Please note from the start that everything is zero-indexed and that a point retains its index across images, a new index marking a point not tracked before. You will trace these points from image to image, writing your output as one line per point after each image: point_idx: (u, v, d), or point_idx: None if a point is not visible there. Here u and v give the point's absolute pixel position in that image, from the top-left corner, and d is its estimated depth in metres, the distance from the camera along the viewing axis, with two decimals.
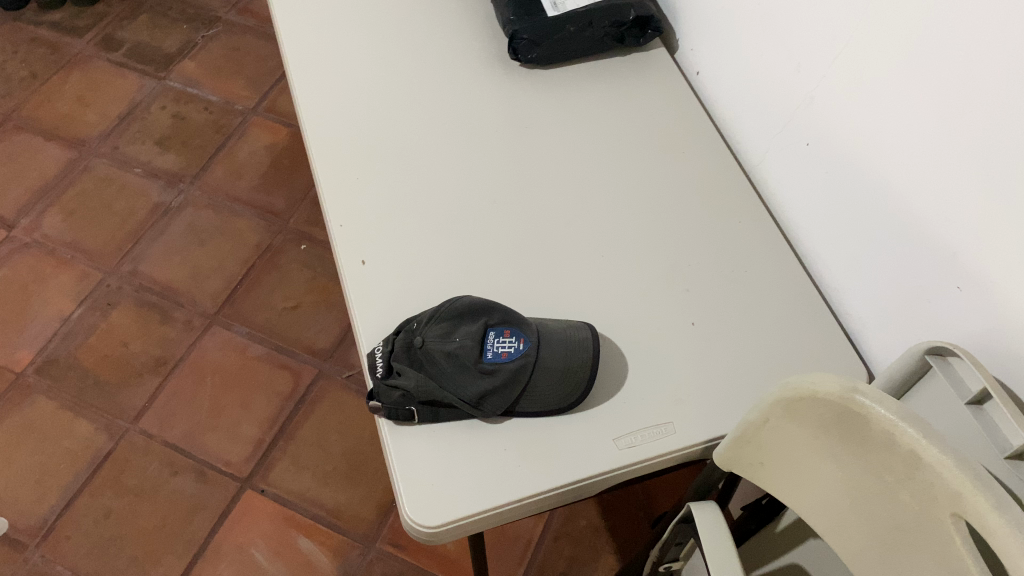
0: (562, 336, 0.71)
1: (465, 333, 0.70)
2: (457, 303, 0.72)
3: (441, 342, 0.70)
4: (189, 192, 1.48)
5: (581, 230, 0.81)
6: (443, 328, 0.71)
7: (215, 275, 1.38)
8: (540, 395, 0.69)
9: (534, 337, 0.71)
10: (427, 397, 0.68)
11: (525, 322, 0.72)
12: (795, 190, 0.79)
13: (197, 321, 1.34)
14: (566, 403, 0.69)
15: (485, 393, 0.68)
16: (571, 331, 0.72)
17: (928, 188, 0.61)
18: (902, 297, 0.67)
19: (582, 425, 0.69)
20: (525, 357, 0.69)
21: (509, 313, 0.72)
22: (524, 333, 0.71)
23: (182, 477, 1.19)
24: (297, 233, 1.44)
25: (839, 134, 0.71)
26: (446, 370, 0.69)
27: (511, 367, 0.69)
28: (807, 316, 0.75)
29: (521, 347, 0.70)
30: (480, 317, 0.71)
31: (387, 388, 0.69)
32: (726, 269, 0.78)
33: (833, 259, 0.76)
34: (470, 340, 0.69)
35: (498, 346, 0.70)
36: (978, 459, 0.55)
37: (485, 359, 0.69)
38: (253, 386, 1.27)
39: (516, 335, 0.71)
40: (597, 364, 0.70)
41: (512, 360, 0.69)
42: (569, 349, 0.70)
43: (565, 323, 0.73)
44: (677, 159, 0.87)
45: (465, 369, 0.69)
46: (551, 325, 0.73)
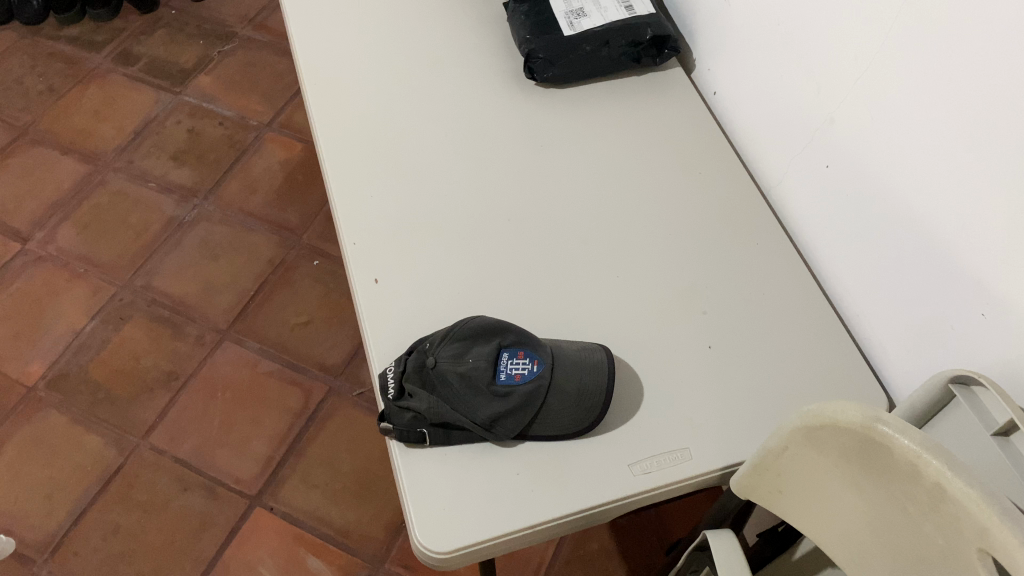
0: (577, 359, 0.70)
1: (478, 354, 0.69)
2: (471, 323, 0.71)
3: (454, 364, 0.69)
4: (203, 206, 1.48)
5: (596, 250, 0.80)
6: (456, 349, 0.70)
7: (227, 290, 1.38)
8: (554, 419, 0.68)
9: (549, 359, 0.69)
10: (438, 419, 0.68)
11: (539, 343, 0.70)
12: (815, 214, 0.78)
13: (209, 337, 1.33)
14: (580, 427, 0.68)
15: (498, 416, 0.67)
16: (586, 353, 0.71)
17: (952, 212, 0.60)
18: (925, 324, 0.66)
19: (597, 451, 0.68)
20: (539, 380, 0.68)
21: (523, 334, 0.70)
22: (538, 354, 0.70)
23: (191, 493, 1.19)
24: (310, 249, 1.43)
25: (859, 156, 0.70)
26: (458, 393, 0.68)
27: (525, 390, 0.68)
28: (826, 340, 0.74)
29: (535, 369, 0.69)
30: (494, 337, 0.70)
31: (398, 409, 0.68)
32: (742, 291, 0.77)
33: (853, 283, 0.74)
34: (483, 362, 0.69)
35: (511, 367, 0.69)
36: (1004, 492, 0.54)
37: (498, 380, 0.69)
38: (264, 401, 1.27)
39: (530, 357, 0.70)
40: (612, 387, 0.69)
41: (526, 383, 0.68)
42: (584, 371, 0.69)
43: (581, 345, 0.72)
44: (694, 179, 0.86)
45: (477, 391, 0.68)
46: (566, 347, 0.72)
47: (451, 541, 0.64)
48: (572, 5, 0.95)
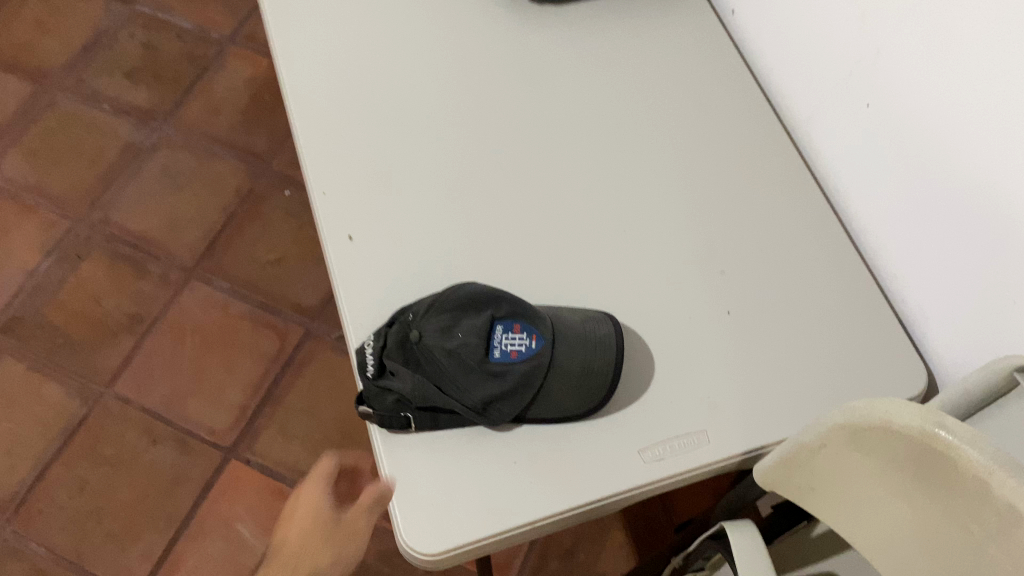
0: (582, 331, 0.62)
1: (469, 328, 0.61)
2: (460, 291, 0.62)
3: (441, 339, 0.60)
4: (163, 131, 1.36)
5: (600, 200, 0.71)
6: (443, 322, 0.61)
7: (193, 224, 1.28)
8: (556, 401, 0.60)
9: (550, 333, 0.61)
10: (424, 401, 0.60)
11: (537, 314, 0.61)
12: (850, 158, 0.69)
13: (174, 276, 1.24)
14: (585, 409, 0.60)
15: (492, 398, 0.59)
16: (592, 325, 0.62)
17: (1014, 173, 0.51)
18: (977, 294, 0.57)
19: (603, 437, 0.61)
20: (539, 358, 0.60)
21: (519, 304, 0.61)
22: (536, 329, 0.61)
23: (162, 446, 1.11)
24: (281, 178, 1.32)
25: (908, 97, 0.60)
26: (447, 372, 0.60)
27: (523, 369, 0.60)
28: (860, 303, 0.66)
29: (532, 346, 0.60)
30: (486, 308, 0.61)
31: (379, 389, 0.60)
32: (766, 247, 0.68)
33: (893, 239, 0.66)
34: (474, 337, 0.60)
35: (506, 343, 0.60)
36: None
37: (491, 358, 0.60)
38: (237, 346, 1.18)
39: (528, 330, 0.61)
40: (621, 365, 0.61)
41: (524, 361, 0.60)
42: (589, 346, 0.61)
43: (585, 315, 0.63)
44: (710, 115, 0.76)
45: (469, 370, 0.60)
46: (568, 316, 0.63)
47: (441, 544, 0.57)
48: None
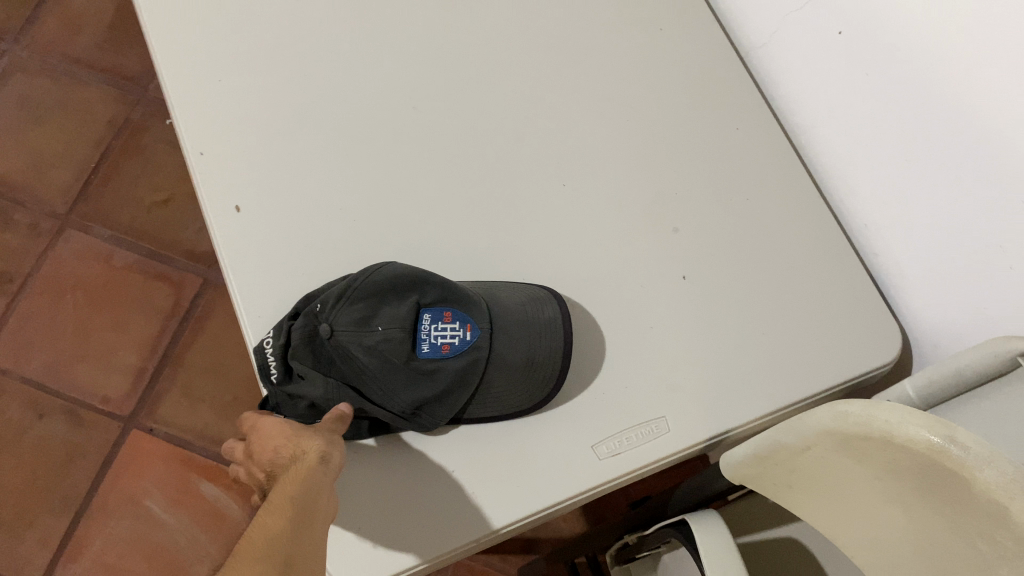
0: (526, 315, 0.53)
1: (391, 319, 0.49)
2: (377, 274, 0.50)
3: (358, 336, 0.48)
4: (14, 52, 1.17)
5: (532, 148, 0.61)
6: (360, 314, 0.49)
7: (62, 163, 1.12)
8: (498, 399, 0.52)
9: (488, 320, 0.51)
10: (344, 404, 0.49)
11: (470, 299, 0.51)
12: (815, 89, 0.60)
13: (46, 225, 1.09)
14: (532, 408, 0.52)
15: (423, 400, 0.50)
16: (537, 308, 0.54)
17: (1011, 117, 0.43)
18: (965, 249, 0.51)
19: (551, 433, 0.53)
20: (475, 352, 0.51)
21: (449, 286, 0.51)
22: (471, 318, 0.51)
23: (50, 421, 1.00)
24: (161, 104, 1.17)
25: (884, 25, 0.51)
26: (369, 371, 0.49)
27: (458, 363, 0.50)
28: (825, 256, 0.59)
29: (467, 338, 0.50)
30: (408, 292, 0.51)
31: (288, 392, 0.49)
32: (722, 193, 0.60)
33: (866, 180, 0.58)
34: (398, 331, 0.49)
35: (436, 336, 0.50)
36: None
37: (419, 353, 0.50)
38: (126, 301, 1.06)
39: (462, 319, 0.51)
40: (569, 352, 0.53)
41: (458, 355, 0.50)
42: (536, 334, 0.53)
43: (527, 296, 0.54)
44: (652, 40, 0.66)
45: (395, 369, 0.49)
46: (507, 297, 0.54)
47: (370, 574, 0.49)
48: None
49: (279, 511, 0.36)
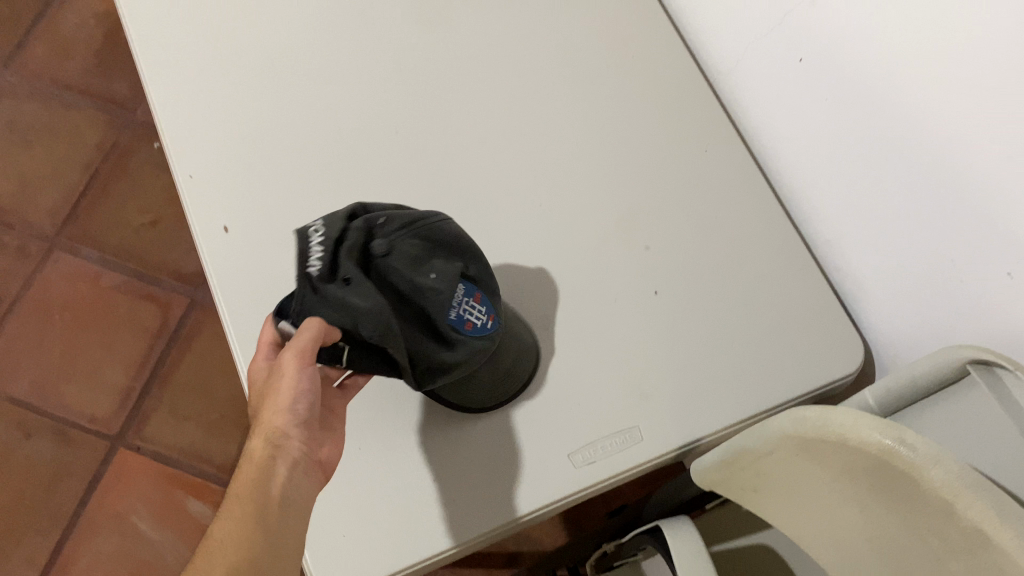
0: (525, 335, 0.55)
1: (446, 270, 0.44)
2: (437, 225, 0.45)
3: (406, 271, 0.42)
4: (5, 77, 1.19)
5: (510, 170, 0.63)
6: (415, 251, 0.43)
7: (50, 186, 1.14)
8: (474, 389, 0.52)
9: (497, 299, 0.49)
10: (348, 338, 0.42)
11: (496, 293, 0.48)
12: (781, 113, 0.63)
13: (34, 246, 1.10)
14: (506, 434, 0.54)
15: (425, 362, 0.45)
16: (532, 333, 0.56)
17: (964, 136, 0.46)
18: (920, 263, 0.53)
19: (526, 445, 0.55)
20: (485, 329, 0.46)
21: (485, 273, 0.47)
22: (495, 311, 0.47)
23: (37, 440, 1.01)
24: (149, 127, 1.19)
25: (842, 52, 0.54)
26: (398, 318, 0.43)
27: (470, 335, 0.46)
28: (791, 272, 0.62)
29: (488, 327, 0.47)
30: (456, 257, 0.45)
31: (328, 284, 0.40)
32: (692, 212, 0.63)
33: (828, 199, 0.61)
34: (446, 287, 0.43)
35: (467, 311, 0.45)
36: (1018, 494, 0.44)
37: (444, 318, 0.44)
38: (113, 322, 1.07)
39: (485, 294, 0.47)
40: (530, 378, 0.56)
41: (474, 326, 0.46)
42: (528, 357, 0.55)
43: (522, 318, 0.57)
44: (625, 67, 0.69)
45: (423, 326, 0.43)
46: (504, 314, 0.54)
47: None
48: None
49: (228, 517, 0.42)
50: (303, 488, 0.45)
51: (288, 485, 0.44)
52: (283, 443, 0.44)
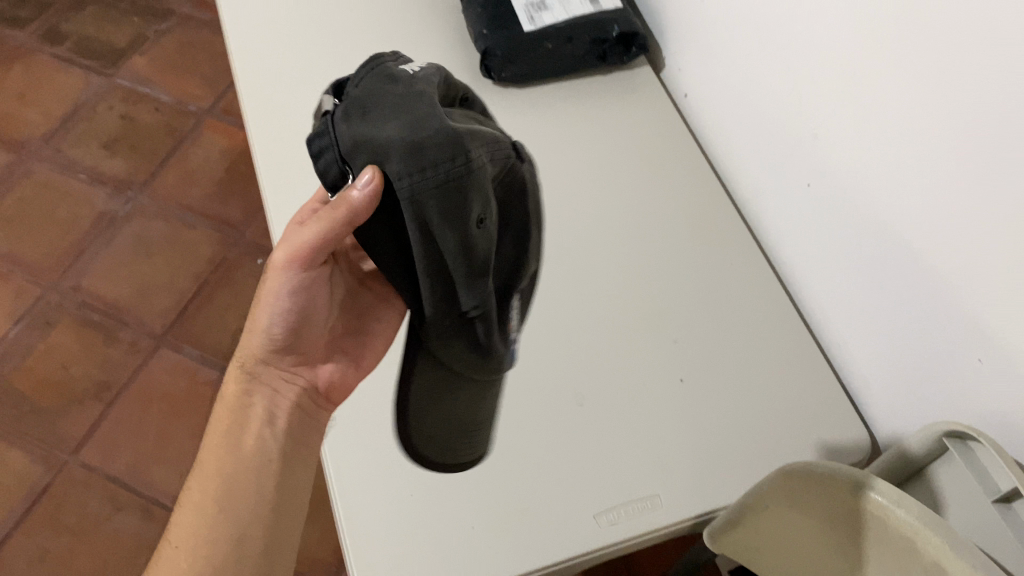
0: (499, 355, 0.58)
1: (514, 197, 0.50)
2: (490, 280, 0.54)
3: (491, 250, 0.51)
4: (138, 199, 1.39)
5: (558, 271, 0.74)
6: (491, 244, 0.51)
7: (164, 291, 1.30)
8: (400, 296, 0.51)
9: (504, 283, 0.55)
10: (359, 88, 0.44)
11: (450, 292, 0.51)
12: (795, 232, 0.72)
13: (144, 343, 1.25)
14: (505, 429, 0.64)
15: (360, 142, 0.42)
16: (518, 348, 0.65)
17: (943, 242, 0.55)
18: (908, 356, 0.60)
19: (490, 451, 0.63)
20: (416, 186, 0.41)
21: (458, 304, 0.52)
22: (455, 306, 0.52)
23: (124, 514, 1.10)
24: (254, 246, 1.35)
25: (841, 176, 0.64)
26: (395, 105, 0.42)
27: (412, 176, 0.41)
28: (806, 369, 0.69)
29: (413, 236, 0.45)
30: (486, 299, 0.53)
31: (440, 74, 0.47)
32: (717, 314, 0.72)
33: (833, 305, 0.69)
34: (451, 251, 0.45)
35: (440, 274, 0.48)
36: (992, 549, 0.49)
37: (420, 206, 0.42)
38: (204, 413, 1.19)
39: (470, 223, 0.44)
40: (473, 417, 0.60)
41: (424, 184, 0.41)
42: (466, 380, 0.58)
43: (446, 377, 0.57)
44: (664, 194, 0.80)
45: (407, 126, 0.41)
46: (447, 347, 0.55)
47: None
48: None
49: (198, 475, 0.54)
50: (278, 434, 0.56)
51: (260, 437, 0.55)
52: (256, 381, 0.57)
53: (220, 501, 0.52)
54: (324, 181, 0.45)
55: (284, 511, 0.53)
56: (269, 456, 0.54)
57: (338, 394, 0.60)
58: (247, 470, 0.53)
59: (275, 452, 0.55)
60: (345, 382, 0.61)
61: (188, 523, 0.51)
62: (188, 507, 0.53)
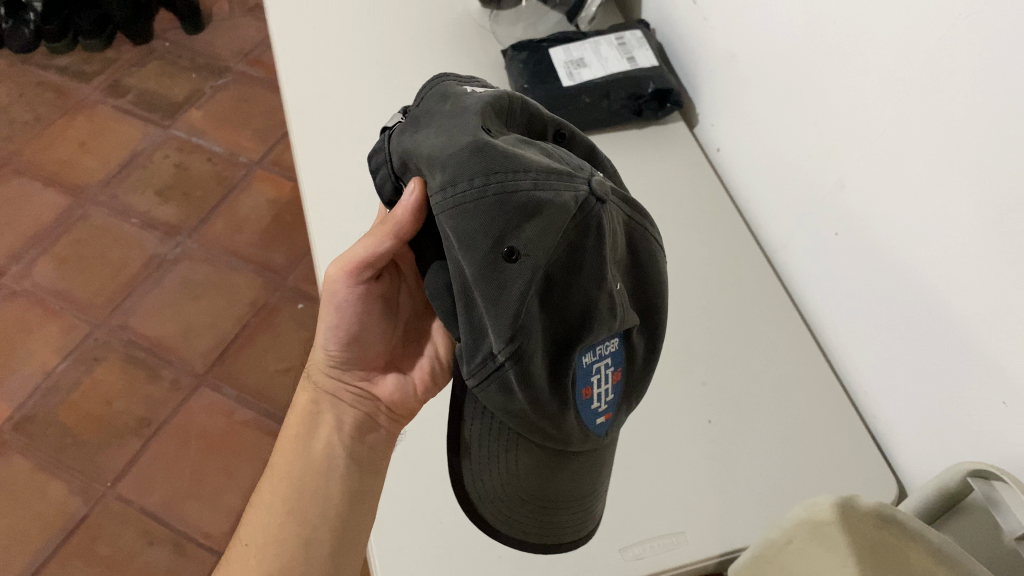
0: (557, 419, 0.52)
1: (586, 236, 0.46)
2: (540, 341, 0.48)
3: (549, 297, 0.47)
4: (187, 244, 1.44)
5: None
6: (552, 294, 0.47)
7: (207, 332, 1.34)
8: (448, 330, 0.51)
9: (569, 337, 0.50)
10: (422, 109, 0.50)
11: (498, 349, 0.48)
12: (823, 282, 0.74)
13: (185, 381, 1.28)
14: (570, 524, 0.57)
15: (405, 157, 0.47)
16: (604, 432, 0.57)
17: (969, 287, 0.56)
18: (936, 401, 0.61)
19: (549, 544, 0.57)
20: (444, 200, 0.44)
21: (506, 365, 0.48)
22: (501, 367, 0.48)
23: (157, 548, 1.12)
24: (295, 292, 1.39)
25: (868, 224, 0.66)
26: (440, 125, 0.46)
27: (439, 189, 0.44)
28: (834, 416, 0.70)
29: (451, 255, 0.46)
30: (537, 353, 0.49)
31: (517, 104, 0.50)
32: (745, 358, 0.73)
33: (860, 354, 0.70)
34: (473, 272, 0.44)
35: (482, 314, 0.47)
36: None
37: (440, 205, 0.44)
38: (240, 452, 1.21)
39: (491, 247, 0.44)
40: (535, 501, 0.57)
41: (448, 200, 0.44)
42: (515, 438, 0.54)
43: (496, 432, 0.54)
44: (695, 243, 0.82)
45: (441, 142, 0.45)
46: (492, 403, 0.51)
47: None
48: (573, 54, 0.92)
49: (269, 480, 0.60)
50: (345, 440, 0.60)
51: (330, 443, 0.60)
52: (321, 398, 0.62)
53: (289, 505, 0.57)
54: (381, 195, 0.52)
55: (355, 516, 0.58)
56: (337, 462, 0.59)
57: (399, 405, 0.64)
58: (317, 475, 0.58)
59: (342, 458, 0.59)
60: (406, 401, 0.64)
61: (264, 521, 0.57)
62: (259, 509, 0.58)
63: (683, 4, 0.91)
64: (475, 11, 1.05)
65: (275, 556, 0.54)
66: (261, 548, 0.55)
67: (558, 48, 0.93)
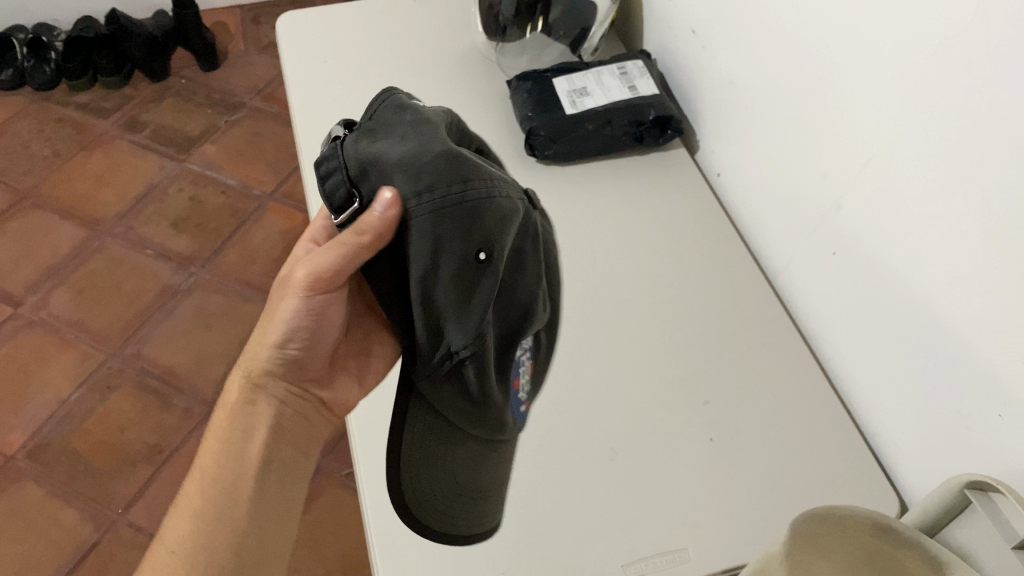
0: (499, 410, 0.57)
1: (524, 242, 0.53)
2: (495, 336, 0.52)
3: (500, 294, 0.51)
4: (200, 275, 1.47)
5: (598, 330, 0.77)
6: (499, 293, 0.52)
7: (219, 360, 1.35)
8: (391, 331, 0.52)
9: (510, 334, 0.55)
10: (375, 115, 0.50)
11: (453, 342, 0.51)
12: (822, 301, 0.75)
13: (196, 409, 1.30)
14: (494, 514, 0.61)
15: (369, 160, 0.46)
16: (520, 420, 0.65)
17: (962, 304, 0.57)
18: (937, 417, 0.62)
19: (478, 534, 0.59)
20: (423, 205, 0.45)
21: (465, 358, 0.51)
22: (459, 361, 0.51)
23: None
24: None
25: (863, 242, 0.67)
26: (404, 135, 0.48)
27: (426, 197, 0.45)
28: (836, 434, 0.70)
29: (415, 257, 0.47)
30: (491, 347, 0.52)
31: (451, 120, 0.54)
32: (745, 376, 0.74)
33: (859, 372, 0.71)
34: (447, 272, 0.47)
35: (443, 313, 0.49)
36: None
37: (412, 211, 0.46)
38: None
39: (469, 250, 0.47)
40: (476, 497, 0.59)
41: (427, 206, 0.45)
42: (457, 433, 0.56)
43: (435, 431, 0.55)
44: (696, 262, 0.84)
45: (412, 150, 0.46)
46: (439, 399, 0.53)
47: None
48: (575, 83, 0.95)
49: (195, 480, 0.59)
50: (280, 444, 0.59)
51: (263, 447, 0.58)
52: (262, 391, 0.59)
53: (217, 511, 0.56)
54: (330, 203, 0.49)
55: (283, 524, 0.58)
56: (270, 468, 0.58)
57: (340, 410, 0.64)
58: (247, 480, 0.57)
59: (275, 462, 0.59)
60: (347, 401, 0.65)
61: (189, 526, 0.56)
62: (184, 513, 0.57)
63: (682, 33, 0.93)
64: (480, 44, 1.08)
65: (206, 569, 0.54)
66: (192, 558, 0.54)
67: (562, 78, 0.95)
